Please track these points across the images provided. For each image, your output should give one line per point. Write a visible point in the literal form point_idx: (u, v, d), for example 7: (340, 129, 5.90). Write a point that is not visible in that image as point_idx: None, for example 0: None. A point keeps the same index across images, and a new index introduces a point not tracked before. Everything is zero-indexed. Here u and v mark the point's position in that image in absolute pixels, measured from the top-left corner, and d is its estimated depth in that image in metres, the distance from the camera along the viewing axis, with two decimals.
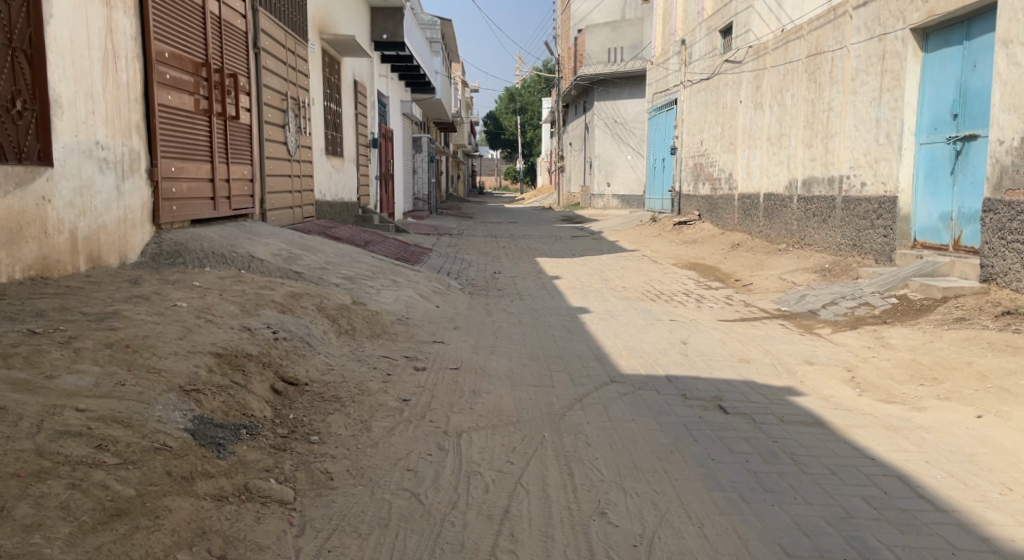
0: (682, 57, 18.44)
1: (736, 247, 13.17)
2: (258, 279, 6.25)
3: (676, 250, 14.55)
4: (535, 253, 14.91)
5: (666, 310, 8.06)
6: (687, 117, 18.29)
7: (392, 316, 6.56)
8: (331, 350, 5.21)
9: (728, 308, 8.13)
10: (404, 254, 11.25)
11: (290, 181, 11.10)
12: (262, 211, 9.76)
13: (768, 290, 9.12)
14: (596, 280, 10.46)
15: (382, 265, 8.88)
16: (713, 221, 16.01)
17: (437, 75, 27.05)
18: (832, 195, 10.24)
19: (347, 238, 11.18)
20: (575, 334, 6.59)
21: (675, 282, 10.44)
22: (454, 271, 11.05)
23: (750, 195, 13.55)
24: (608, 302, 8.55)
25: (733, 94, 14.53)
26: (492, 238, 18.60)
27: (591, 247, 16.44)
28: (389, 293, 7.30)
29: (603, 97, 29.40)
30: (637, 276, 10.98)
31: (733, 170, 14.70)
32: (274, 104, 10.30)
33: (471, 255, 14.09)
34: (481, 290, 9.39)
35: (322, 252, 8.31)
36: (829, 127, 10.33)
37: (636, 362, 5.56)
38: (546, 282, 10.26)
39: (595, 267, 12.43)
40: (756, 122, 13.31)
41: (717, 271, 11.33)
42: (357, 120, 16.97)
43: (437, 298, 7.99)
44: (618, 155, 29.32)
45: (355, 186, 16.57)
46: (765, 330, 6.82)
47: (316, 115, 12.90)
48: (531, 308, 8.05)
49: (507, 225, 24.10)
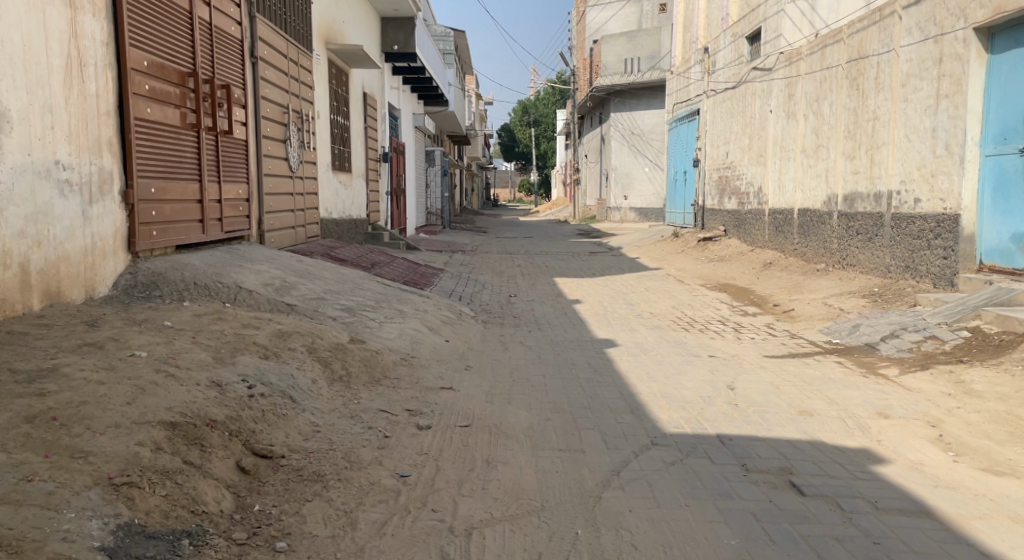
0: (704, 65, 17.66)
1: (769, 266, 12.33)
2: (243, 315, 5.46)
3: (702, 268, 13.71)
4: (553, 272, 14.13)
5: (702, 342, 7.25)
6: (710, 128, 17.48)
7: (397, 355, 5.78)
8: (320, 405, 4.39)
9: (772, 340, 7.31)
10: (412, 277, 10.47)
11: (292, 198, 10.35)
12: (258, 232, 9.00)
13: (813, 318, 8.28)
14: (621, 305, 9.65)
15: (388, 292, 8.11)
16: (740, 237, 15.17)
17: (450, 86, 26.33)
18: (879, 211, 9.41)
19: (352, 260, 10.43)
20: (605, 375, 5.79)
21: (707, 306, 9.62)
22: (467, 295, 10.28)
23: (782, 210, 12.71)
24: (637, 332, 7.75)
25: (762, 104, 13.71)
26: (507, 255, 17.84)
27: (612, 265, 15.63)
28: (394, 327, 6.53)
29: (619, 108, 28.67)
30: (665, 300, 10.17)
31: (762, 184, 13.86)
32: (274, 117, 9.56)
33: (486, 275, 13.34)
34: (497, 318, 8.60)
35: (320, 278, 7.54)
36: (876, 138, 9.50)
37: (680, 415, 4.74)
38: (567, 308, 9.47)
39: (618, 288, 11.62)
40: (788, 133, 12.47)
41: (751, 293, 10.51)
42: (366, 133, 16.25)
43: (448, 330, 7.21)
44: (635, 167, 28.52)
45: (364, 202, 15.81)
46: (821, 370, 6.01)
47: (321, 129, 12.15)
48: (553, 341, 7.27)
49: (523, 240, 23.35)
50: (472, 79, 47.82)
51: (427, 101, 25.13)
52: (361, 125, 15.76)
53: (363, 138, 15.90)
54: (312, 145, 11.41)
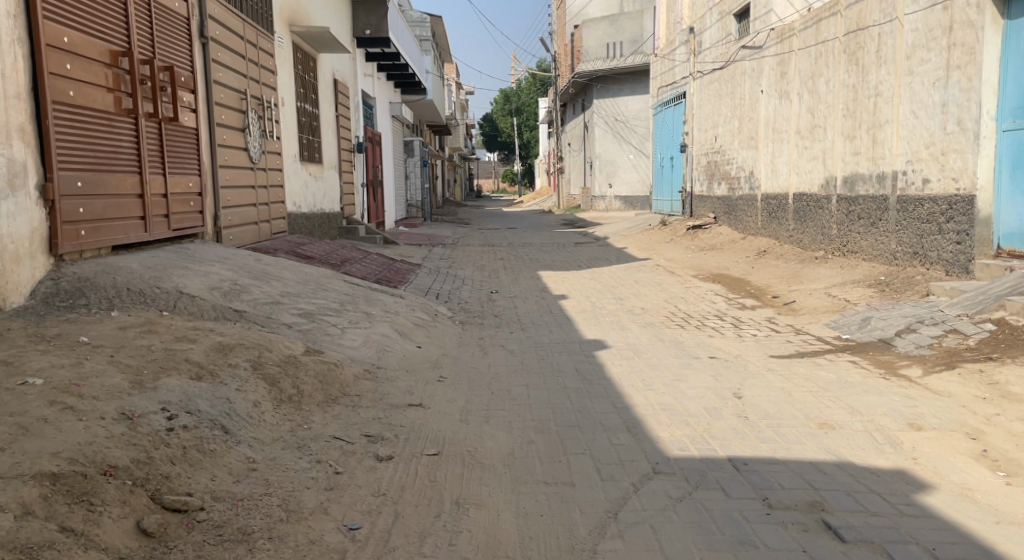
0: (690, 46, 17.07)
1: (763, 255, 11.73)
2: (178, 325, 4.75)
3: (693, 258, 13.10)
4: (537, 264, 13.48)
5: (700, 341, 6.62)
6: (698, 111, 16.86)
7: (360, 366, 5.11)
8: (260, 433, 3.71)
9: (776, 337, 6.70)
10: (386, 275, 9.77)
11: (254, 192, 9.62)
12: (213, 229, 8.27)
13: (818, 311, 7.68)
14: (610, 301, 9.01)
15: (356, 292, 7.42)
16: (730, 224, 14.59)
17: (428, 74, 25.57)
18: (884, 194, 8.82)
19: (320, 257, 9.72)
20: (595, 384, 5.14)
21: (702, 300, 9.00)
22: (445, 293, 9.60)
23: (776, 195, 12.11)
24: (629, 330, 7.11)
25: (753, 85, 13.09)
26: (489, 248, 17.17)
27: (598, 256, 14.99)
28: (358, 333, 5.85)
29: (602, 94, 28.04)
30: (656, 294, 9.55)
31: (754, 168, 13.25)
32: (230, 104, 8.82)
33: (466, 269, 12.65)
34: (476, 317, 7.94)
35: (279, 279, 6.83)
36: (878, 115, 8.92)
37: (683, 433, 4.10)
38: (552, 305, 8.82)
39: (606, 281, 10.99)
40: (781, 113, 11.86)
41: (747, 284, 9.90)
42: (339, 122, 15.50)
43: (421, 334, 6.53)
44: (619, 154, 27.89)
45: (337, 195, 15.06)
46: (835, 371, 5.39)
47: (286, 117, 11.41)
48: (537, 343, 6.62)
49: (505, 231, 22.64)
50: (452, 68, 47.05)
51: (405, 90, 24.37)
52: (332, 114, 15.03)
53: (334, 128, 15.18)
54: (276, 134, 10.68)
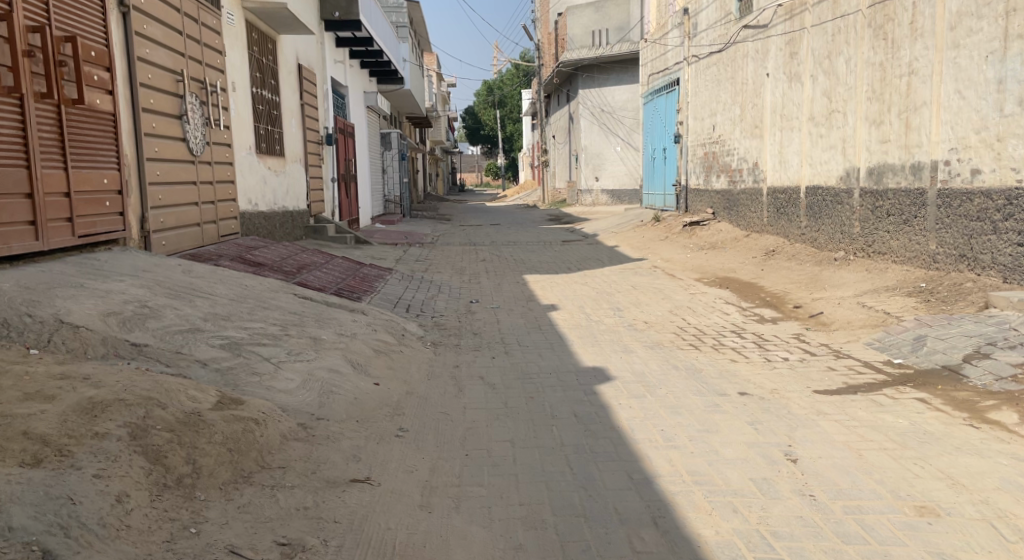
0: (685, 29, 15.91)
1: (773, 255, 10.59)
2: (37, 372, 3.46)
3: (694, 259, 11.96)
4: (522, 266, 12.29)
5: (723, 368, 5.44)
6: (693, 99, 15.71)
7: (292, 420, 3.86)
8: (117, 552, 2.61)
9: (813, 361, 5.55)
10: (348, 284, 8.55)
11: (195, 189, 8.40)
12: (142, 233, 7.05)
13: (854, 325, 6.53)
14: (607, 313, 7.83)
15: (306, 310, 6.17)
16: (731, 220, 13.45)
17: (406, 62, 24.27)
18: (921, 188, 7.68)
19: (273, 264, 8.48)
20: (601, 438, 3.96)
21: (712, 310, 7.84)
22: (418, 304, 8.39)
23: (785, 190, 10.97)
24: (634, 355, 5.93)
25: (757, 68, 11.94)
26: (471, 247, 15.94)
27: (589, 255, 13.81)
28: (298, 370, 4.60)
29: (588, 84, 26.86)
30: (658, 303, 8.38)
31: (758, 159, 12.12)
32: (161, 85, 7.59)
33: (444, 273, 11.44)
34: (451, 336, 6.73)
35: (207, 296, 5.55)
36: (912, 96, 7.78)
37: (733, 528, 3.00)
38: (541, 319, 7.62)
39: (601, 287, 9.81)
40: (790, 98, 10.72)
41: (760, 290, 8.76)
42: (304, 111, 14.20)
43: (381, 365, 5.30)
44: (606, 146, 26.74)
45: (301, 191, 13.78)
46: (905, 417, 4.22)
47: (236, 104, 10.18)
48: (524, 374, 5.41)
49: (488, 228, 21.44)
50: (433, 58, 45.69)
51: (380, 79, 23.08)
52: (296, 102, 13.84)
53: (299, 117, 13.99)
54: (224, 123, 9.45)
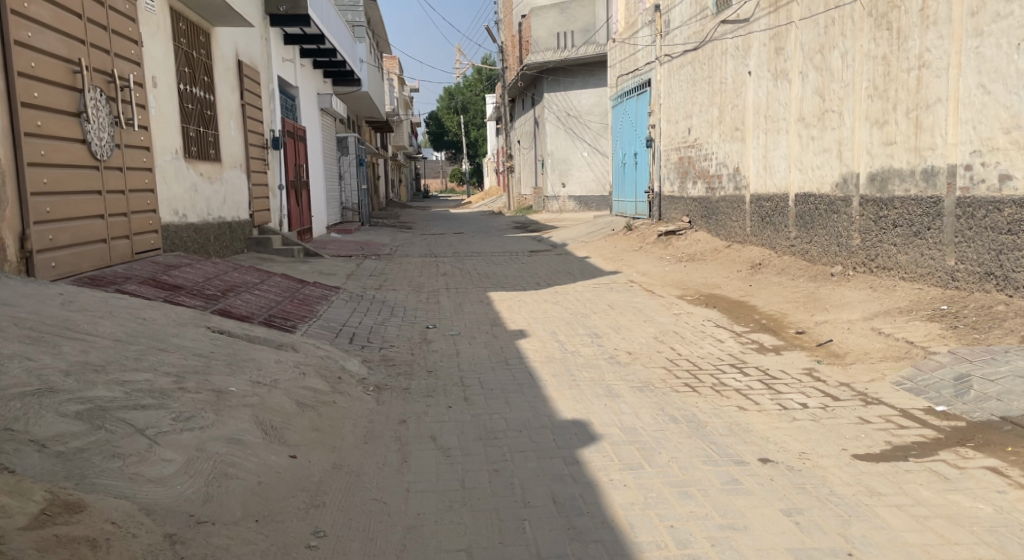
0: (656, 26, 15.03)
1: (760, 268, 9.66)
2: None
3: (671, 273, 11.01)
4: (485, 281, 11.23)
5: (730, 419, 4.42)
6: (666, 101, 14.83)
7: (155, 531, 2.89)
8: None
9: (839, 409, 4.47)
10: (283, 309, 7.44)
11: (99, 198, 7.54)
12: (23, 252, 6.26)
13: (872, 358, 5.53)
14: (582, 343, 6.79)
15: (216, 352, 5.05)
16: (710, 230, 12.54)
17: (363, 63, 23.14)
18: (934, 196, 6.72)
19: (195, 288, 7.37)
20: (588, 546, 3.00)
21: (702, 337, 6.87)
22: (364, 331, 7.28)
23: (769, 198, 10.07)
24: (619, 401, 4.88)
25: (737, 65, 11.05)
26: (432, 259, 14.82)
27: (558, 268, 12.80)
28: (182, 446, 3.51)
29: (552, 87, 25.93)
30: (639, 328, 7.38)
31: (739, 164, 11.17)
32: (51, 76, 6.81)
33: (398, 291, 10.32)
34: (398, 378, 5.62)
35: (81, 343, 4.45)
36: (922, 92, 6.83)
37: None
38: (506, 351, 6.56)
39: (573, 307, 8.80)
40: (774, 97, 9.82)
41: (751, 310, 7.82)
42: (244, 114, 13.02)
43: (303, 429, 4.18)
44: (573, 151, 25.80)
45: (242, 200, 12.63)
46: (985, 500, 3.21)
47: (154, 101, 9.39)
48: (485, 434, 4.32)
49: (450, 238, 20.31)
50: (394, 62, 44.55)
51: (335, 80, 21.94)
52: (237, 103, 12.79)
53: (240, 120, 12.90)
54: (137, 121, 8.53)
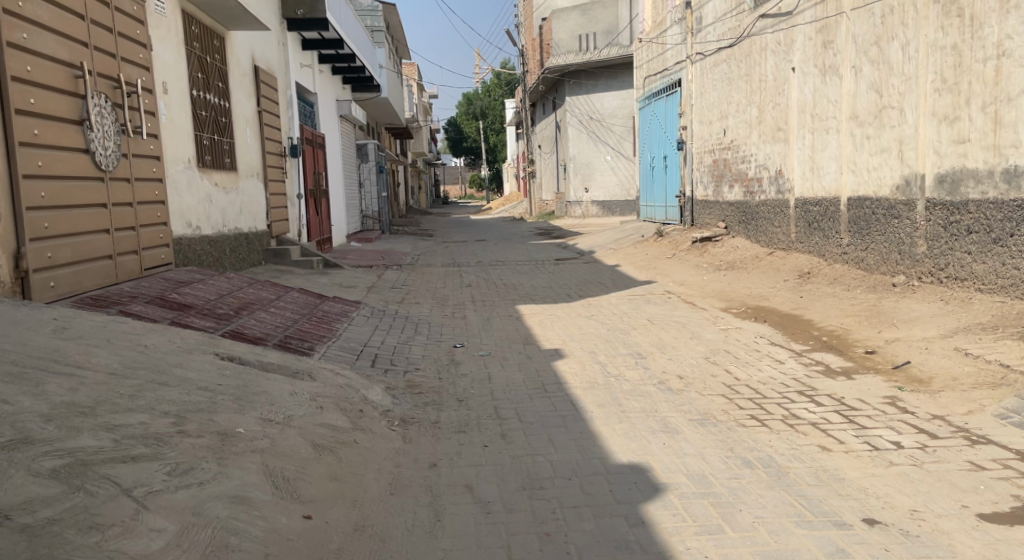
0: (686, 24, 14.43)
1: (809, 278, 9.05)
2: None
3: (711, 282, 10.40)
4: (514, 293, 10.67)
5: (814, 463, 3.80)
6: (698, 101, 14.23)
7: None
8: None
9: (942, 451, 3.84)
10: (299, 329, 6.91)
11: (104, 212, 7.05)
12: (19, 272, 5.77)
13: (963, 384, 4.89)
14: (625, 365, 6.20)
15: (224, 385, 4.49)
16: (749, 236, 11.92)
17: (382, 69, 22.69)
18: (1018, 199, 6.08)
19: (206, 307, 6.86)
20: None
21: (758, 356, 6.25)
22: (387, 352, 6.72)
23: (818, 201, 9.41)
24: (680, 439, 4.26)
25: (779, 61, 10.42)
26: (455, 268, 14.29)
27: (588, 277, 12.22)
28: (179, 511, 2.98)
29: (575, 90, 25.34)
30: (686, 346, 6.78)
31: (782, 166, 10.60)
32: (50, 82, 6.32)
33: (422, 304, 9.78)
34: (426, 409, 5.06)
35: (68, 379, 3.93)
36: (1002, 85, 6.19)
37: None
38: (543, 375, 5.98)
39: (610, 321, 8.22)
40: (821, 94, 9.21)
41: (808, 324, 7.19)
42: (261, 121, 12.55)
43: (320, 480, 3.62)
44: (596, 155, 25.17)
45: (259, 211, 12.15)
46: None
47: (165, 108, 8.89)
48: (529, 483, 3.75)
49: (473, 245, 19.78)
50: (413, 69, 44.21)
51: (355, 86, 21.51)
52: (253, 110, 12.32)
53: (257, 128, 12.43)
54: (146, 129, 8.04)
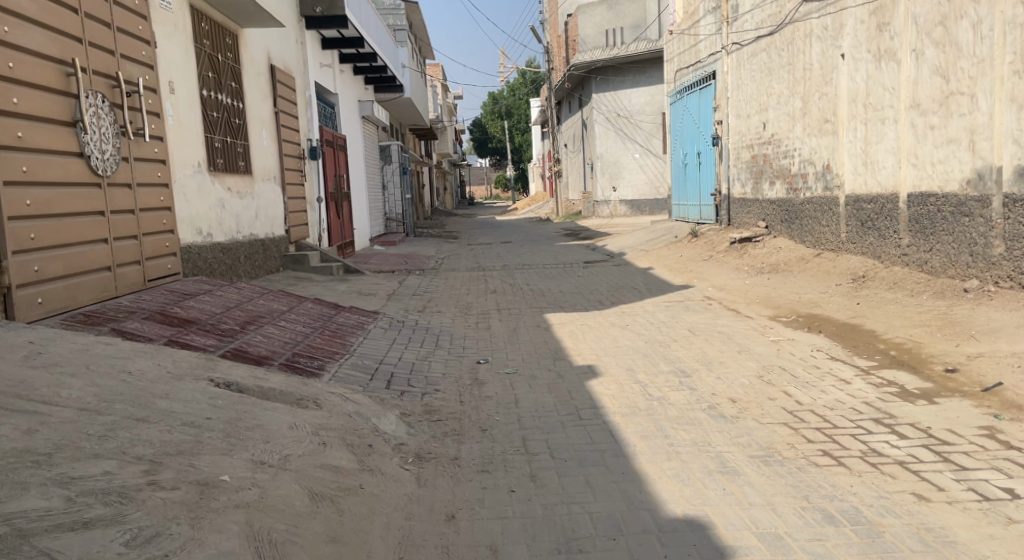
0: (722, 14, 13.76)
1: (864, 282, 8.47)
2: None
3: (754, 287, 9.73)
4: (542, 299, 10.08)
5: (913, 521, 3.21)
6: (735, 94, 13.56)
7: None
8: None
9: None
10: (311, 345, 6.35)
11: (102, 220, 6.50)
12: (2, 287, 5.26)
13: None
14: (669, 385, 5.55)
15: (212, 420, 3.90)
16: (793, 235, 11.25)
17: (406, 68, 22.17)
18: None
19: (212, 322, 6.31)
20: None
21: (819, 374, 5.58)
22: (405, 370, 6.12)
23: (871, 200, 8.87)
24: (742, 484, 3.63)
25: (825, 48, 9.95)
26: (481, 273, 13.72)
27: (620, 281, 11.59)
28: None
29: (601, 87, 24.63)
30: (735, 361, 6.12)
31: (830, 160, 9.98)
32: (36, 81, 5.78)
33: (445, 313, 9.20)
34: (445, 442, 4.45)
35: (27, 419, 3.37)
36: None
37: None
38: (577, 398, 5.36)
39: (647, 331, 7.60)
40: (876, 82, 8.65)
41: (870, 337, 6.50)
42: (277, 121, 12.03)
43: (315, 544, 3.05)
44: (624, 153, 24.43)
45: (277, 215, 11.65)
46: None
47: (175, 109, 8.33)
48: (566, 544, 3.20)
49: (499, 248, 19.20)
50: (437, 69, 43.81)
51: (377, 86, 21.00)
52: (269, 111, 11.78)
53: (273, 129, 11.90)
54: (151, 131, 7.48)
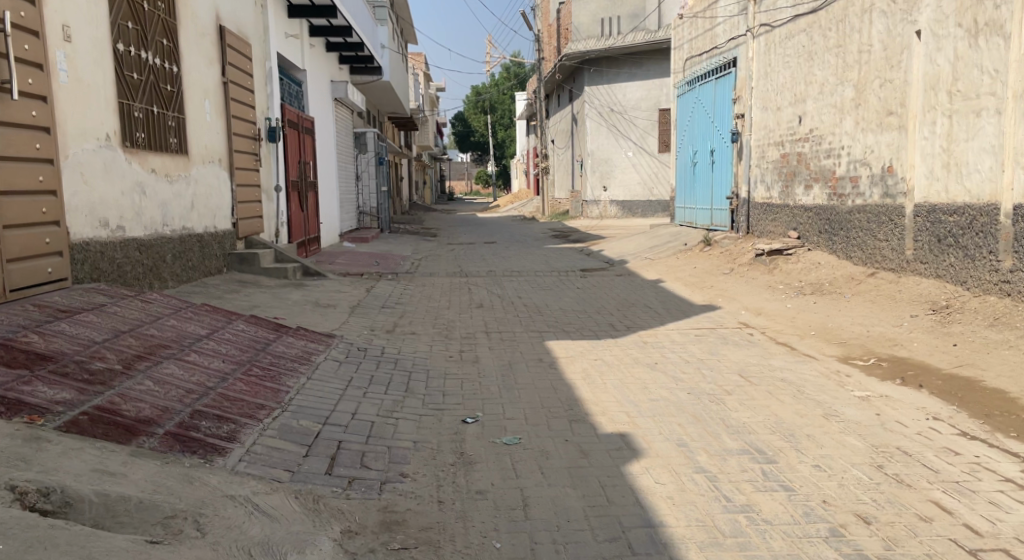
0: None
1: (949, 313, 6.83)
2: None
3: (799, 312, 8.01)
4: (540, 318, 8.26)
5: None
6: (761, 84, 11.80)
7: None
8: None
9: None
10: (226, 394, 4.42)
11: None
12: None
13: None
14: (750, 479, 3.74)
15: None
16: (836, 249, 9.52)
17: (385, 49, 20.14)
18: None
19: (83, 354, 4.35)
20: None
21: (968, 471, 3.82)
22: (358, 438, 4.22)
23: (954, 212, 7.19)
24: None
25: (892, 25, 8.22)
26: (464, 280, 11.84)
27: (629, 296, 9.79)
28: None
29: (595, 79, 22.72)
30: (830, 437, 4.33)
31: (893, 162, 8.27)
32: None
33: (420, 336, 7.32)
34: None
35: None
36: None
37: None
38: (617, 499, 3.53)
39: (685, 375, 5.80)
40: (968, 64, 7.01)
41: (1004, 403, 4.79)
42: (226, 93, 10.01)
43: None
44: (616, 151, 22.60)
45: (220, 206, 9.64)
46: None
47: (72, 61, 6.30)
48: None
49: (483, 249, 17.30)
50: (421, 58, 41.75)
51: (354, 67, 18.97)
52: (215, 80, 9.74)
53: (218, 101, 9.85)
54: (27, 87, 5.48)
